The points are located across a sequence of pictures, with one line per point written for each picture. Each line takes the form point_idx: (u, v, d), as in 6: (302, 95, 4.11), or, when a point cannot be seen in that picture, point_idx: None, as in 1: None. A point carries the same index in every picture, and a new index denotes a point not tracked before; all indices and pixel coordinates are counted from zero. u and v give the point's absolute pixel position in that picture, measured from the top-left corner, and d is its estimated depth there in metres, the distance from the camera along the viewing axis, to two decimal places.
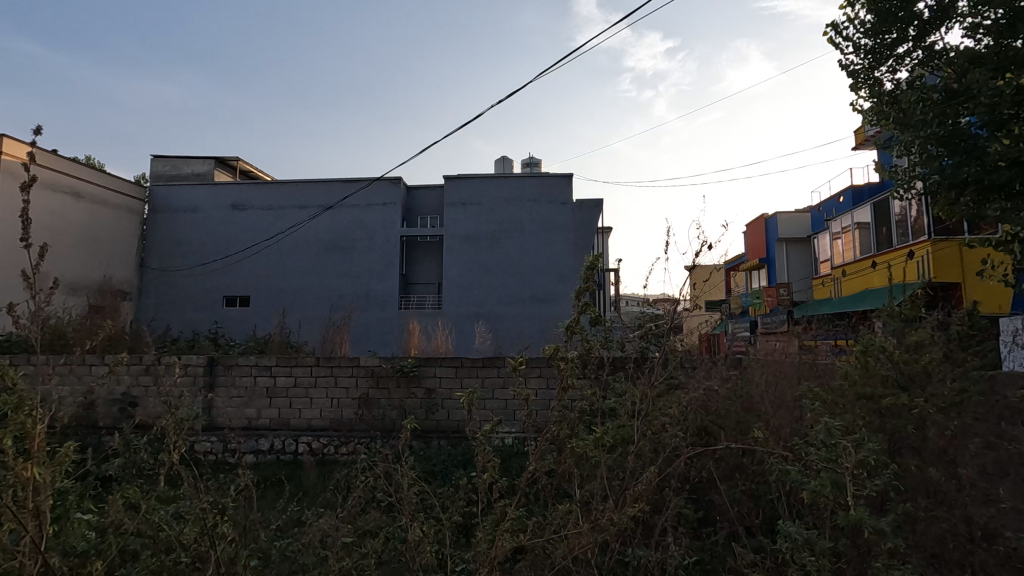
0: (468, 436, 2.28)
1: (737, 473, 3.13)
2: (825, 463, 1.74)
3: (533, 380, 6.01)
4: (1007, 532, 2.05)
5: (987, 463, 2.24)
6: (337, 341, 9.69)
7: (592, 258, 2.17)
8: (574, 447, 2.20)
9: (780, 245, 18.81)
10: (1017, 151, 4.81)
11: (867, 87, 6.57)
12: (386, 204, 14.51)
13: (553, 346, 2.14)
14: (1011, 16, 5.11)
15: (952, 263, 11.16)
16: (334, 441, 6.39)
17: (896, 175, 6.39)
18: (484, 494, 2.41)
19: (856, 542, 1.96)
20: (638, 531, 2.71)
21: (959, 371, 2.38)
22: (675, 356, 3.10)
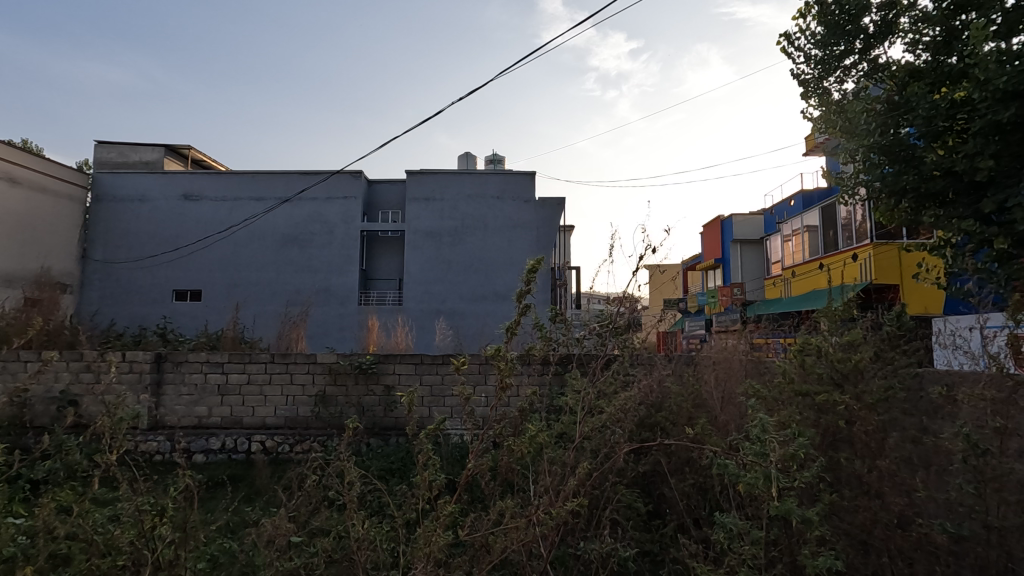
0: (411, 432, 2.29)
1: (685, 467, 3.25)
2: (757, 456, 1.82)
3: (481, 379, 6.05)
4: (920, 519, 2.21)
5: (907, 455, 2.40)
6: (293, 337, 9.49)
7: (534, 261, 2.21)
8: (512, 445, 2.25)
9: (735, 246, 19.45)
10: (949, 160, 5.17)
11: (816, 96, 6.84)
12: (347, 197, 14.25)
13: (495, 346, 2.16)
14: (946, 34, 5.51)
15: (892, 266, 11.80)
16: (288, 439, 6.24)
17: (843, 181, 6.66)
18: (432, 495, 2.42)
19: (785, 533, 2.07)
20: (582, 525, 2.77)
21: (889, 369, 2.53)
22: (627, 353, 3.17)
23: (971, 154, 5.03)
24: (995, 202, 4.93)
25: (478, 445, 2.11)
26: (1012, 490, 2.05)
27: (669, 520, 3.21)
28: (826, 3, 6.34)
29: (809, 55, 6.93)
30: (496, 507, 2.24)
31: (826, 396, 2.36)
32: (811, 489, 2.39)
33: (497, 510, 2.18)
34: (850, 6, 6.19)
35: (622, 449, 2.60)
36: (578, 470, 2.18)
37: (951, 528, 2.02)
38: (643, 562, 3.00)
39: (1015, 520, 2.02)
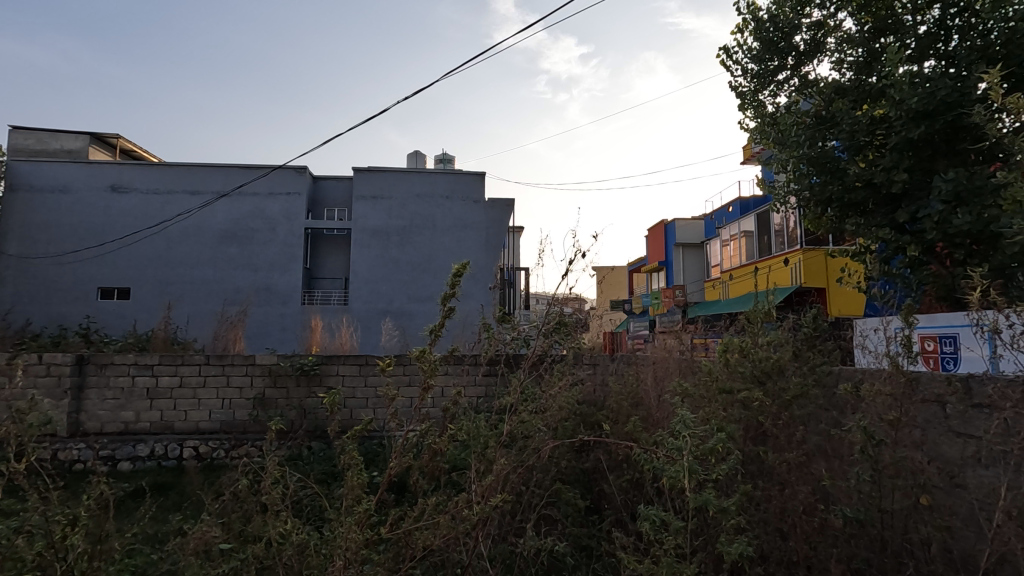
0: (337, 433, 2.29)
1: (621, 464, 3.36)
2: (679, 450, 1.92)
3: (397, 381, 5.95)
4: (823, 505, 2.41)
5: (816, 445, 2.58)
6: (230, 337, 9.12)
7: (459, 265, 2.27)
8: (427, 442, 2.32)
9: (677, 249, 20.14)
10: (870, 172, 5.63)
11: (752, 108, 7.17)
12: (290, 193, 13.81)
13: (422, 348, 2.17)
14: (868, 55, 6.03)
15: (819, 270, 12.55)
16: (224, 444, 5.99)
17: (776, 190, 7.00)
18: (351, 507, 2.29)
19: (703, 523, 2.20)
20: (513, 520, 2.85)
21: (806, 368, 2.71)
22: (565, 352, 3.28)
23: (888, 167, 5.50)
24: (908, 213, 5.40)
25: (402, 444, 2.15)
26: (905, 478, 2.24)
27: (606, 515, 3.31)
28: (761, 21, 6.70)
29: (746, 69, 7.29)
30: (426, 503, 2.27)
31: (746, 393, 2.52)
32: (730, 481, 2.55)
33: (427, 508, 2.21)
34: (782, 24, 6.54)
35: (548, 442, 2.70)
36: (503, 465, 2.24)
37: (850, 513, 2.22)
38: (580, 557, 3.07)
39: (903, 504, 2.23)
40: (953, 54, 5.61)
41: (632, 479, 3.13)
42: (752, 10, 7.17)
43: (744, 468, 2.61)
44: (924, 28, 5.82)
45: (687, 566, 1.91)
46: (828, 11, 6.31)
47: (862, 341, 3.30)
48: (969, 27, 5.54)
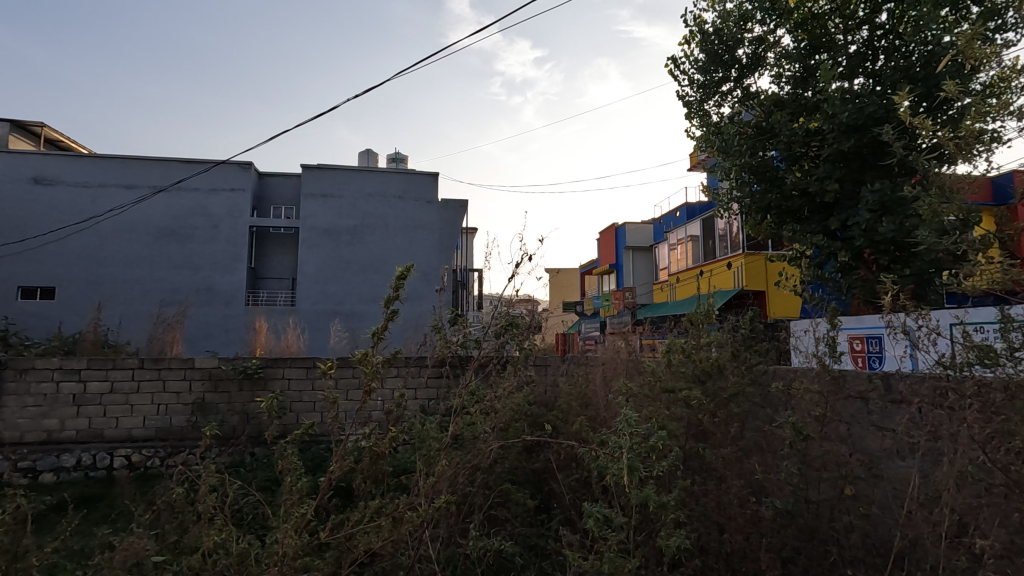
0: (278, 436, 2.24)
1: (571, 463, 3.39)
2: (620, 449, 1.99)
3: (345, 382, 5.82)
4: (757, 497, 2.54)
5: (751, 441, 2.72)
6: (167, 340, 8.68)
7: (403, 268, 2.26)
8: (369, 445, 2.30)
9: (627, 253, 20.61)
10: (805, 182, 6.00)
11: (698, 117, 7.40)
12: (234, 190, 13.28)
13: (364, 351, 2.14)
14: (804, 71, 6.37)
15: (759, 273, 13.21)
16: (159, 452, 5.70)
17: (720, 197, 7.28)
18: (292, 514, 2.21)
19: (646, 518, 2.28)
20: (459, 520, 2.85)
21: (743, 368, 2.84)
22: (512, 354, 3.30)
23: (821, 177, 5.89)
24: (840, 220, 5.78)
25: (344, 447, 2.12)
26: (830, 469, 2.40)
27: (556, 513, 3.34)
28: (706, 34, 6.97)
29: (693, 79, 7.56)
30: (372, 507, 2.25)
31: (686, 393, 2.63)
32: (672, 477, 2.64)
33: (372, 511, 2.19)
34: (726, 38, 6.83)
35: (496, 442, 2.72)
36: (447, 467, 2.25)
37: (779, 505, 2.36)
38: (529, 557, 3.08)
39: (828, 494, 2.39)
40: (880, 73, 6.03)
41: (581, 478, 3.18)
42: (698, 23, 7.46)
43: (684, 464, 2.72)
44: (854, 47, 6.22)
45: (628, 561, 1.98)
46: (768, 27, 6.64)
47: (797, 340, 3.49)
48: (892, 49, 5.97)
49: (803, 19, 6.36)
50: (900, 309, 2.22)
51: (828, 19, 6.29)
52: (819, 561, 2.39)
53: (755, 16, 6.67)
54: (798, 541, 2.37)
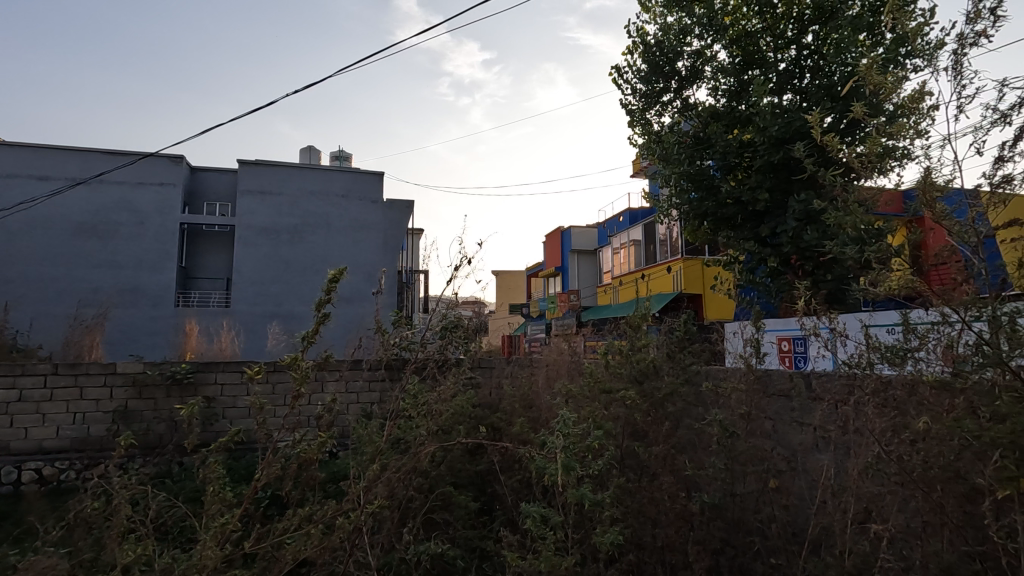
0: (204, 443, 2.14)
1: (513, 465, 3.41)
2: (558, 449, 2.03)
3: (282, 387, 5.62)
4: (687, 492, 2.65)
5: (684, 439, 2.83)
6: (85, 344, 8.09)
7: (335, 270, 2.22)
8: (300, 452, 2.23)
9: (573, 256, 20.96)
10: (739, 191, 6.34)
11: (640, 125, 7.61)
12: (163, 184, 12.55)
13: (295, 354, 2.09)
14: (737, 85, 6.71)
15: (696, 277, 13.78)
16: (75, 464, 5.31)
17: (660, 204, 7.53)
18: (223, 523, 2.13)
19: (582, 516, 2.35)
20: (398, 529, 2.80)
21: (677, 368, 2.95)
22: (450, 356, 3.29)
23: (752, 187, 6.24)
24: (769, 228, 6.15)
25: (272, 452, 2.06)
26: (754, 464, 2.54)
27: (498, 515, 3.36)
28: (648, 46, 7.21)
29: (635, 89, 7.79)
30: (307, 515, 2.19)
31: (622, 393, 2.71)
32: (609, 476, 2.72)
33: (306, 518, 2.13)
34: (667, 50, 7.08)
35: (437, 444, 2.71)
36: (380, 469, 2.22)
37: (707, 499, 2.48)
38: (471, 560, 3.08)
39: (752, 486, 2.53)
40: (805, 90, 6.44)
41: (522, 478, 3.21)
42: (640, 35, 7.71)
43: (620, 462, 2.81)
44: (782, 65, 6.62)
45: (565, 559, 2.02)
46: (706, 42, 6.94)
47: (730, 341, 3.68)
48: (817, 69, 6.39)
49: (738, 36, 6.71)
50: (816, 312, 2.38)
51: (759, 37, 6.72)
52: (743, 550, 2.52)
53: (694, 30, 6.95)
54: (722, 533, 2.51)
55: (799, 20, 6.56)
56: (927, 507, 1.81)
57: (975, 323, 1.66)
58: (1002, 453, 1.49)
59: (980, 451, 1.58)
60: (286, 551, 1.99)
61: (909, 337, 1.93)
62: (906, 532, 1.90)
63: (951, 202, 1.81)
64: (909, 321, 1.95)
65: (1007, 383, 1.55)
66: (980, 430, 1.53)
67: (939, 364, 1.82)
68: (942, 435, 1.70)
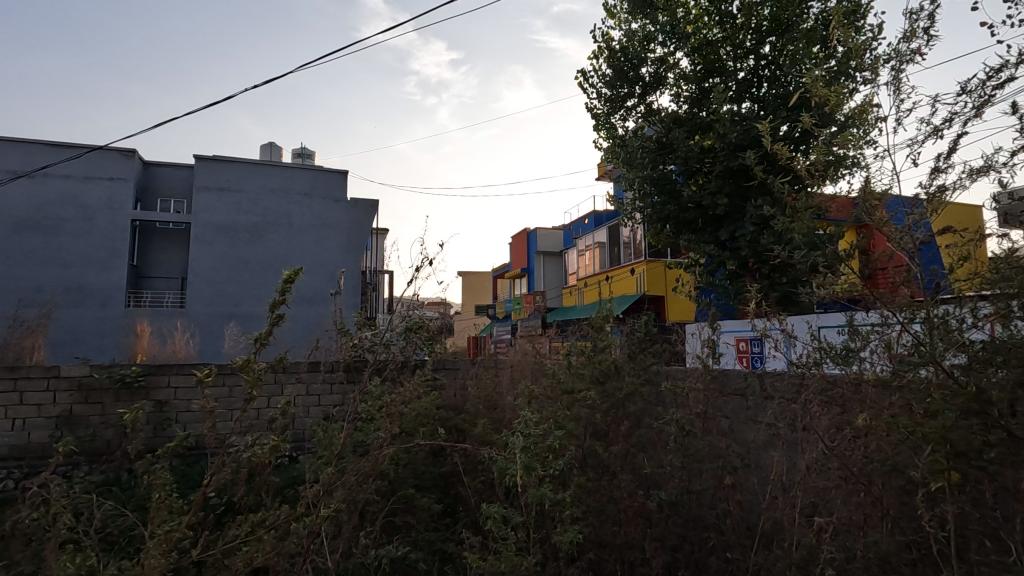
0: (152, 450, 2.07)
1: (476, 466, 3.40)
2: (519, 450, 2.05)
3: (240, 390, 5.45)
4: (646, 490, 2.71)
5: (644, 438, 2.89)
6: (25, 346, 7.67)
7: (290, 271, 2.19)
8: (252, 456, 2.17)
9: (539, 257, 21.07)
10: (699, 195, 6.51)
11: (605, 129, 7.71)
12: (114, 179, 12.02)
13: (246, 357, 2.05)
14: (699, 93, 6.89)
15: (659, 279, 14.07)
16: (14, 473, 5.02)
17: (624, 207, 7.66)
18: (173, 531, 2.06)
19: (542, 515, 2.37)
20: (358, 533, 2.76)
21: (638, 368, 3.01)
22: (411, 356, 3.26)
23: (712, 192, 6.43)
24: (728, 232, 6.37)
25: (221, 457, 2.01)
26: (711, 461, 2.61)
27: (461, 517, 3.34)
28: (614, 51, 7.32)
29: (601, 93, 7.90)
30: (261, 521, 2.14)
31: (583, 394, 2.76)
32: (569, 475, 2.75)
33: (260, 524, 2.08)
34: (632, 56, 7.20)
35: (399, 446, 2.68)
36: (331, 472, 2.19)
37: (664, 496, 2.54)
38: (433, 562, 3.06)
39: (707, 483, 2.60)
40: (763, 99, 6.66)
41: (485, 479, 3.21)
42: (605, 40, 7.83)
43: (581, 461, 2.85)
44: (742, 74, 6.84)
45: (525, 559, 2.05)
46: (669, 49, 7.09)
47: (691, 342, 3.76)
48: (774, 79, 6.63)
49: (699, 44, 6.89)
50: (767, 313, 2.48)
51: (720, 46, 6.90)
52: (700, 546, 2.59)
53: (657, 38, 7.08)
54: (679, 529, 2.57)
55: (757, 31, 6.78)
56: (868, 500, 1.90)
57: (911, 325, 1.75)
58: (934, 448, 1.58)
59: (914, 446, 1.67)
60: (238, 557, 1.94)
61: (854, 338, 2.01)
62: (849, 524, 1.99)
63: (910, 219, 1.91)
64: (855, 324, 2.03)
65: (940, 381, 1.63)
66: (914, 426, 1.61)
67: (880, 363, 1.91)
68: (881, 431, 1.79)
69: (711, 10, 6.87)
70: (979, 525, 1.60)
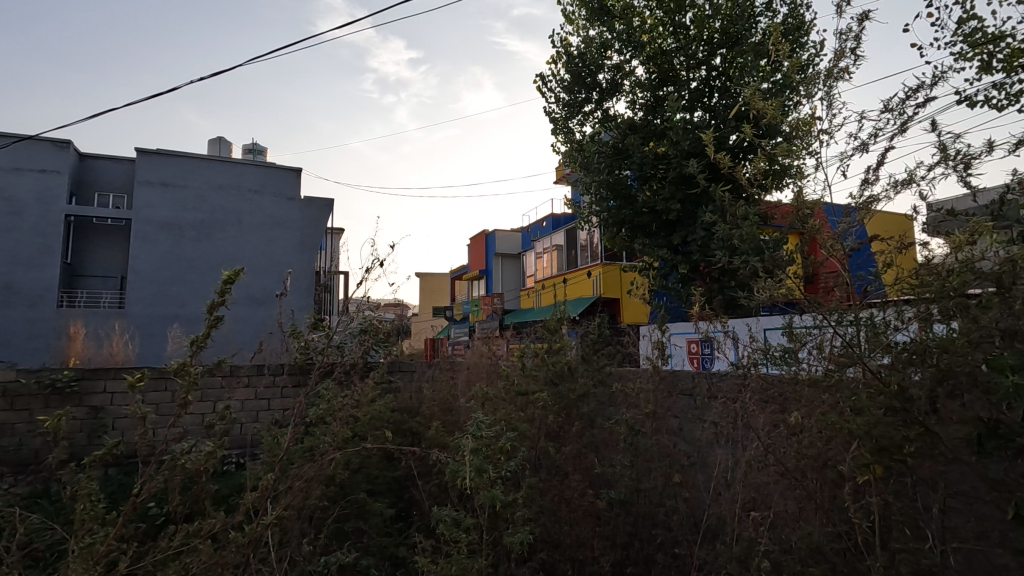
0: (80, 459, 1.96)
1: (431, 469, 3.37)
2: (472, 452, 2.06)
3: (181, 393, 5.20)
4: (596, 489, 2.76)
5: (596, 438, 2.94)
6: None
7: (231, 271, 2.13)
8: (191, 463, 2.09)
9: (497, 259, 21.10)
10: (654, 200, 6.69)
11: (563, 134, 7.79)
12: (46, 171, 11.30)
13: (181, 360, 1.98)
14: (653, 100, 7.08)
15: (614, 282, 14.36)
16: None
17: (581, 210, 7.77)
18: (105, 546, 1.96)
19: (493, 517, 2.39)
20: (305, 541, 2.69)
21: (590, 370, 3.06)
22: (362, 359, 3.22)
23: (666, 198, 6.63)
24: (681, 237, 6.61)
25: (155, 465, 1.93)
26: (659, 460, 2.70)
27: (414, 521, 3.31)
28: (571, 57, 7.42)
29: (559, 97, 7.99)
30: (203, 530, 2.06)
31: (535, 396, 2.79)
32: (522, 477, 2.77)
33: (201, 535, 2.01)
34: (589, 62, 7.32)
35: (349, 450, 2.63)
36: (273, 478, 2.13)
37: (613, 496, 2.59)
38: (386, 568, 3.02)
39: (655, 482, 2.68)
40: (714, 108, 6.92)
41: (440, 483, 3.18)
42: (563, 45, 7.92)
43: (533, 462, 2.88)
44: (694, 84, 7.08)
45: (476, 560, 2.06)
46: (625, 57, 7.24)
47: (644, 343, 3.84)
48: (723, 90, 6.90)
49: (654, 53, 7.07)
50: (711, 316, 2.56)
51: (673, 56, 7.10)
52: (648, 542, 2.66)
53: (613, 45, 7.23)
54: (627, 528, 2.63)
55: (709, 42, 7.03)
56: (801, 494, 1.99)
57: (841, 327, 1.86)
58: (859, 443, 1.68)
59: (842, 441, 1.78)
60: (177, 568, 1.87)
61: (791, 340, 2.09)
62: (785, 517, 2.09)
63: (859, 234, 2.04)
64: (794, 327, 2.10)
65: (868, 381, 1.74)
66: (842, 423, 1.71)
67: (815, 364, 2.00)
68: (813, 428, 1.89)
69: (666, 20, 7.07)
70: (900, 515, 1.71)
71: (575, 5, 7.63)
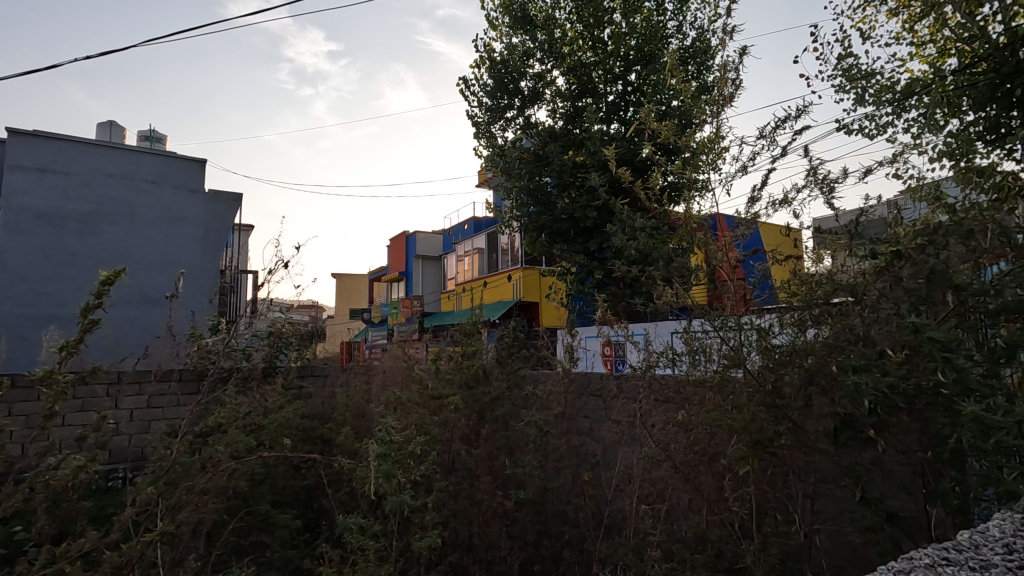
0: None
1: (341, 478, 3.27)
2: (379, 458, 2.04)
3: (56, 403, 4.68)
4: (507, 491, 2.81)
5: (508, 441, 2.99)
6: None
7: (111, 271, 1.96)
8: (64, 481, 1.91)
9: (418, 262, 20.79)
10: (572, 207, 6.93)
11: (485, 138, 7.84)
12: None
13: (50, 369, 1.80)
14: (572, 110, 7.29)
15: (534, 285, 14.69)
16: None
17: (502, 215, 7.85)
18: None
19: (402, 522, 2.38)
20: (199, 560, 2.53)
21: (504, 373, 3.11)
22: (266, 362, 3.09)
23: (583, 205, 6.89)
24: (596, 244, 6.91)
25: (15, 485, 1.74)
26: (567, 459, 2.80)
27: (323, 531, 3.20)
28: (494, 63, 7.50)
29: (481, 102, 8.03)
30: (76, 553, 1.89)
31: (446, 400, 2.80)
32: (434, 480, 2.77)
33: (75, 559, 1.85)
34: (511, 69, 7.42)
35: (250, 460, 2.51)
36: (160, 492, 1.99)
37: (521, 496, 2.66)
38: None
39: (563, 481, 2.78)
40: (629, 122, 7.26)
41: (350, 491, 3.10)
42: (487, 51, 7.99)
43: (445, 466, 2.89)
44: (611, 97, 7.40)
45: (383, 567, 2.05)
46: (546, 67, 7.42)
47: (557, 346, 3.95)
48: (638, 104, 7.25)
49: (574, 65, 7.30)
50: (613, 320, 2.72)
51: (592, 69, 7.37)
52: (556, 539, 2.75)
53: (535, 55, 7.38)
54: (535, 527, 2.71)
55: (625, 59, 7.36)
56: (690, 487, 2.14)
57: (726, 331, 2.03)
58: (739, 438, 1.84)
59: (726, 437, 1.94)
60: None
61: (686, 343, 2.25)
62: (677, 509, 2.24)
63: (745, 248, 2.29)
64: (689, 332, 2.25)
65: (748, 381, 1.91)
66: (725, 420, 1.87)
67: (705, 366, 2.17)
68: (701, 424, 2.04)
69: (586, 34, 7.32)
70: (774, 502, 1.89)
71: (498, 12, 7.73)
